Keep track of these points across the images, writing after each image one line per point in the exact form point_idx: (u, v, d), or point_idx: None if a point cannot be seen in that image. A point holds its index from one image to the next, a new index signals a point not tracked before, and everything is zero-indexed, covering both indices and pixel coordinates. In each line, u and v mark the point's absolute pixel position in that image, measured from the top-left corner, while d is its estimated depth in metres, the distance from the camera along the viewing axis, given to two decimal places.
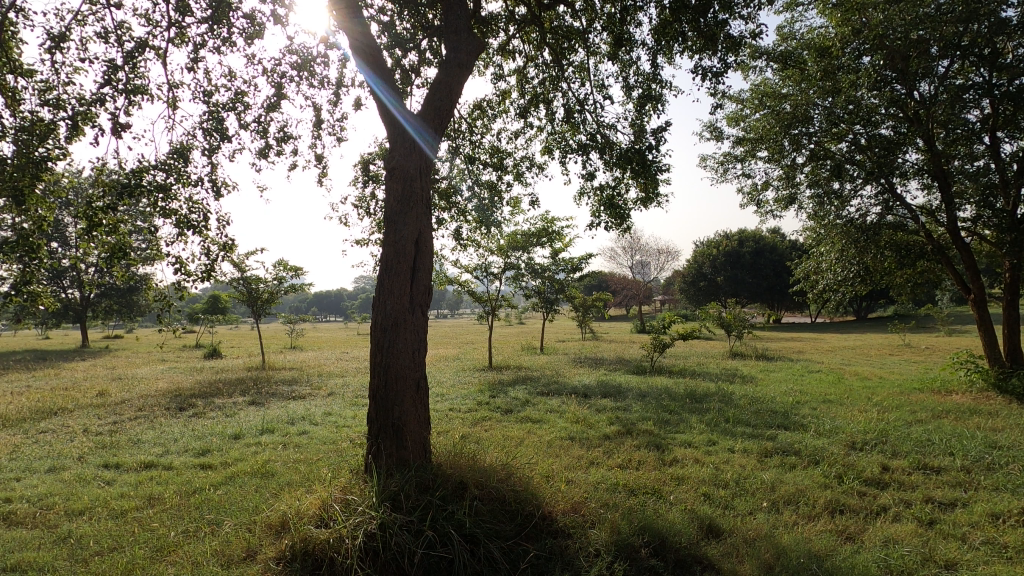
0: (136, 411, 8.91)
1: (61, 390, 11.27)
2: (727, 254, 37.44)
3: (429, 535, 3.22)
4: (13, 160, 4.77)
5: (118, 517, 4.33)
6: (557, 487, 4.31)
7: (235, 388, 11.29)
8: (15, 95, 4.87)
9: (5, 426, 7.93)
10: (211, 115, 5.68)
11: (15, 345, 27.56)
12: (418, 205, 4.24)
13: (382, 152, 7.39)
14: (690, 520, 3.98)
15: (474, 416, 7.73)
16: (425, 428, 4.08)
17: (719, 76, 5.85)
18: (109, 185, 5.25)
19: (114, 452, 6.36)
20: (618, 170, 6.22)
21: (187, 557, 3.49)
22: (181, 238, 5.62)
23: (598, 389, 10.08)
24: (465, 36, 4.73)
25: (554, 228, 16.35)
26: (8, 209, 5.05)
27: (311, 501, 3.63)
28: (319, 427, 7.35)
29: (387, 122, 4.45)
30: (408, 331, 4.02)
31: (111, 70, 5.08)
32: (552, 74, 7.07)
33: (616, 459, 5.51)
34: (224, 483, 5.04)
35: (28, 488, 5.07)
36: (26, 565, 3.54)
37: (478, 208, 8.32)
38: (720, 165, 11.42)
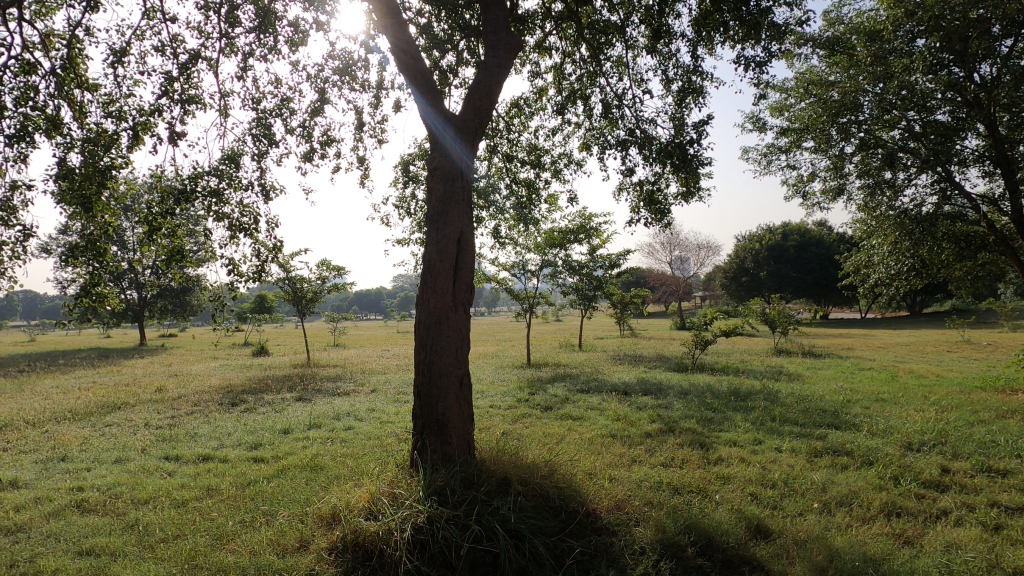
0: (192, 405, 9.34)
1: (123, 385, 11.89)
2: (770, 248, 36.40)
3: (475, 529, 3.26)
4: (81, 170, 5.12)
5: (180, 506, 4.56)
6: (601, 485, 4.29)
7: (283, 384, 11.70)
8: (82, 109, 5.18)
9: (75, 419, 8.45)
10: (259, 122, 5.91)
11: (79, 343, 29.21)
12: (460, 204, 4.29)
13: (421, 153, 7.54)
14: (737, 520, 3.91)
15: (514, 413, 7.79)
16: (470, 424, 4.14)
17: (763, 66, 5.68)
18: (166, 191, 5.52)
19: (173, 445, 6.69)
20: (659, 166, 6.13)
21: (245, 545, 3.64)
22: (234, 240, 5.88)
23: (638, 387, 9.95)
24: (503, 35, 4.75)
25: (592, 224, 16.22)
26: (77, 216, 5.39)
27: (360, 494, 3.73)
28: (363, 423, 7.52)
29: (428, 124, 4.50)
30: (451, 329, 4.08)
31: (167, 81, 5.34)
32: (589, 69, 7.04)
33: (658, 458, 5.45)
34: (276, 476, 5.24)
35: (97, 478, 5.40)
36: (100, 549, 3.78)
37: (516, 205, 8.37)
38: (763, 157, 11.07)
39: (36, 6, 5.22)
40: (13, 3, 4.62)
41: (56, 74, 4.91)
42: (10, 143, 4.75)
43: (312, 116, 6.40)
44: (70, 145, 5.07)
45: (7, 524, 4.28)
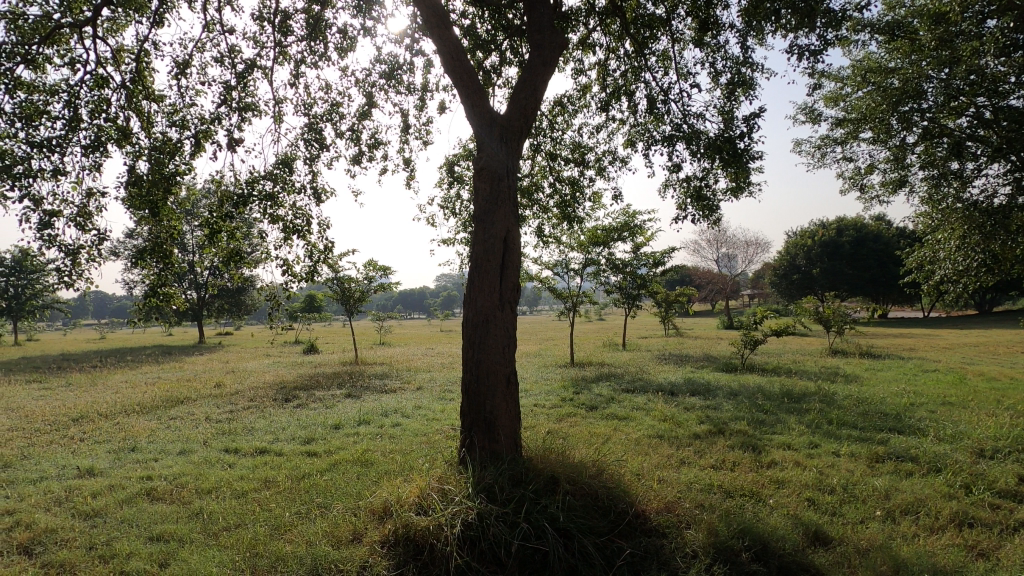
0: (248, 401, 9.75)
1: (185, 381, 12.51)
2: (824, 244, 34.97)
3: (524, 526, 3.28)
4: (149, 177, 5.47)
5: (240, 497, 4.77)
6: (650, 486, 4.24)
7: (332, 381, 12.04)
8: (149, 119, 5.50)
9: (143, 412, 8.96)
10: (310, 127, 6.23)
11: (109, 343, 29.62)
12: (506, 202, 4.31)
13: (466, 154, 7.64)
14: (794, 525, 3.78)
15: (559, 412, 7.77)
16: (517, 423, 4.16)
17: (818, 54, 5.46)
18: (225, 196, 5.82)
19: (232, 438, 7.01)
20: (707, 161, 5.97)
21: (302, 536, 3.77)
22: (288, 241, 6.11)
23: (685, 387, 9.75)
24: (548, 33, 4.75)
25: (635, 222, 15.99)
26: (146, 221, 5.72)
27: (410, 490, 3.82)
28: (410, 420, 7.66)
29: (474, 125, 4.53)
30: (498, 328, 4.10)
31: (226, 91, 5.69)
32: (634, 64, 6.96)
33: (708, 459, 5.33)
34: (329, 469, 5.41)
35: (164, 468, 5.71)
36: (169, 535, 4.00)
37: (559, 203, 8.35)
38: (817, 149, 10.66)
39: (108, 23, 5.56)
40: (88, 22, 4.94)
41: (126, 87, 5.24)
42: (86, 153, 5.08)
43: (360, 120, 6.67)
44: (138, 153, 5.41)
45: (85, 508, 4.59)
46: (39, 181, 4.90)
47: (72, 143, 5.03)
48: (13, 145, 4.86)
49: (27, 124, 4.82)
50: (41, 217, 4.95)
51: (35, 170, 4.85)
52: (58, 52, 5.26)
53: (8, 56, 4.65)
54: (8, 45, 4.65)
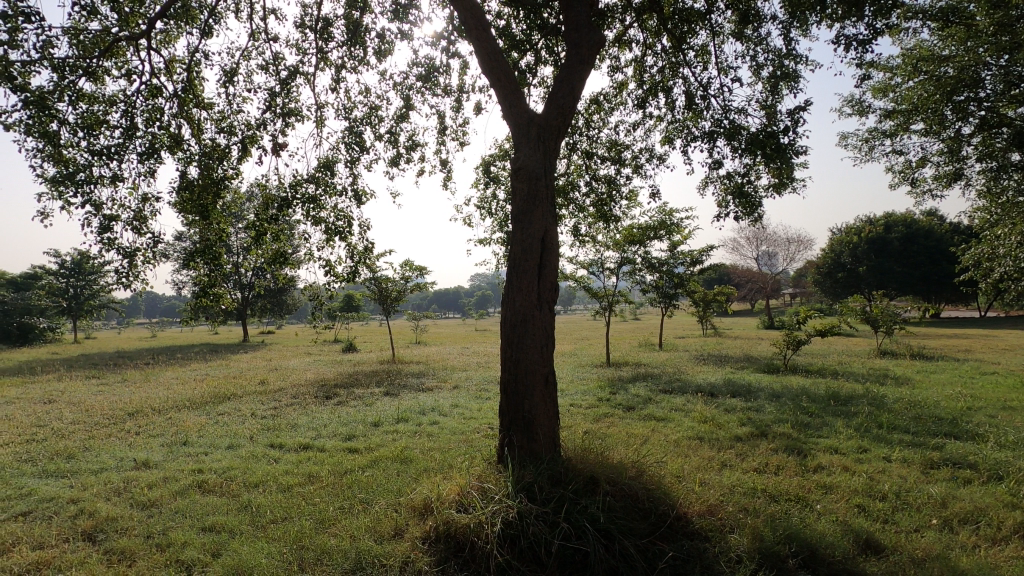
0: (292, 398, 10.03)
1: (231, 378, 12.97)
2: (871, 241, 33.63)
3: (564, 526, 3.28)
4: (199, 181, 5.72)
5: (286, 491, 4.92)
6: (692, 488, 4.17)
7: (371, 379, 12.29)
8: (199, 126, 5.74)
9: (193, 407, 9.33)
10: (350, 130, 6.45)
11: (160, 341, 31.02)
12: (544, 202, 4.30)
13: (502, 153, 7.68)
14: (843, 532, 3.66)
15: (596, 412, 7.73)
16: (555, 422, 4.16)
17: (867, 44, 5.27)
18: (270, 199, 6.03)
19: (277, 434, 7.23)
20: (749, 157, 5.82)
21: (345, 530, 3.86)
22: (330, 242, 6.28)
23: (725, 388, 9.54)
24: (586, 31, 4.73)
25: (672, 220, 15.74)
26: (196, 224, 5.96)
27: (450, 487, 3.87)
28: (448, 418, 7.74)
29: (512, 124, 4.54)
30: (537, 327, 4.10)
31: (271, 97, 5.96)
32: (672, 60, 6.85)
33: (751, 462, 5.21)
34: (370, 465, 5.53)
35: (214, 462, 5.94)
36: (220, 526, 4.16)
37: (595, 202, 8.29)
38: (864, 142, 10.28)
39: (161, 35, 5.82)
40: (144, 35, 5.17)
41: (178, 96, 5.49)
42: (142, 159, 5.33)
43: (398, 122, 6.81)
44: (190, 159, 5.67)
45: (142, 499, 4.81)
46: (99, 188, 5.17)
47: (129, 150, 5.28)
48: (75, 153, 5.13)
49: (88, 133, 5.08)
50: (101, 221, 5.22)
51: (95, 176, 5.11)
52: (116, 64, 5.54)
53: (71, 70, 4.90)
54: (72, 59, 4.91)
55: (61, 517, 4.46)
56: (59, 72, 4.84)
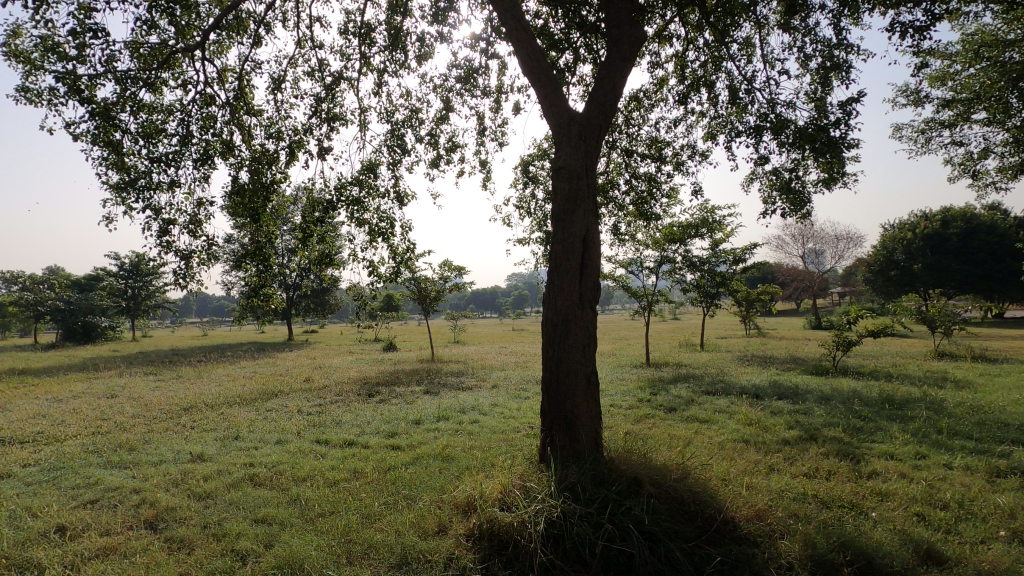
0: (335, 395, 10.31)
1: (278, 376, 13.42)
2: (926, 237, 31.99)
3: (608, 527, 3.26)
4: (250, 186, 5.95)
5: (333, 485, 5.06)
6: (739, 492, 4.07)
7: (412, 378, 12.49)
8: (249, 132, 5.95)
9: (243, 403, 9.71)
10: (392, 133, 6.58)
11: (212, 340, 32.39)
12: (585, 201, 4.28)
13: (540, 153, 7.67)
14: (902, 542, 3.51)
15: (637, 413, 7.64)
16: (598, 423, 4.14)
17: (924, 31, 5.01)
18: (316, 202, 6.22)
19: (323, 430, 7.44)
20: (798, 151, 5.63)
21: (391, 525, 3.94)
22: (373, 244, 6.42)
23: (771, 390, 9.27)
24: (627, 28, 4.68)
25: (714, 218, 15.39)
26: (247, 227, 6.21)
27: (493, 486, 3.90)
28: (487, 417, 7.80)
29: (553, 123, 4.54)
30: (579, 327, 4.09)
31: (317, 103, 6.16)
32: (715, 54, 6.70)
33: (800, 467, 5.04)
34: (413, 462, 5.62)
35: (264, 456, 6.16)
36: (271, 518, 4.30)
37: (635, 201, 8.18)
38: (919, 134, 9.82)
39: (214, 46, 6.06)
40: (198, 46, 5.41)
41: (230, 104, 5.72)
42: (197, 165, 5.57)
43: (438, 124, 6.90)
44: (241, 164, 5.89)
45: (199, 490, 5.03)
46: (158, 193, 5.43)
47: (185, 157, 5.52)
48: (136, 161, 5.41)
49: (147, 142, 5.35)
50: (160, 225, 5.48)
51: (154, 183, 5.38)
52: (174, 76, 5.81)
53: (132, 82, 5.17)
54: (133, 71, 5.18)
55: (126, 506, 4.71)
56: (122, 84, 5.10)
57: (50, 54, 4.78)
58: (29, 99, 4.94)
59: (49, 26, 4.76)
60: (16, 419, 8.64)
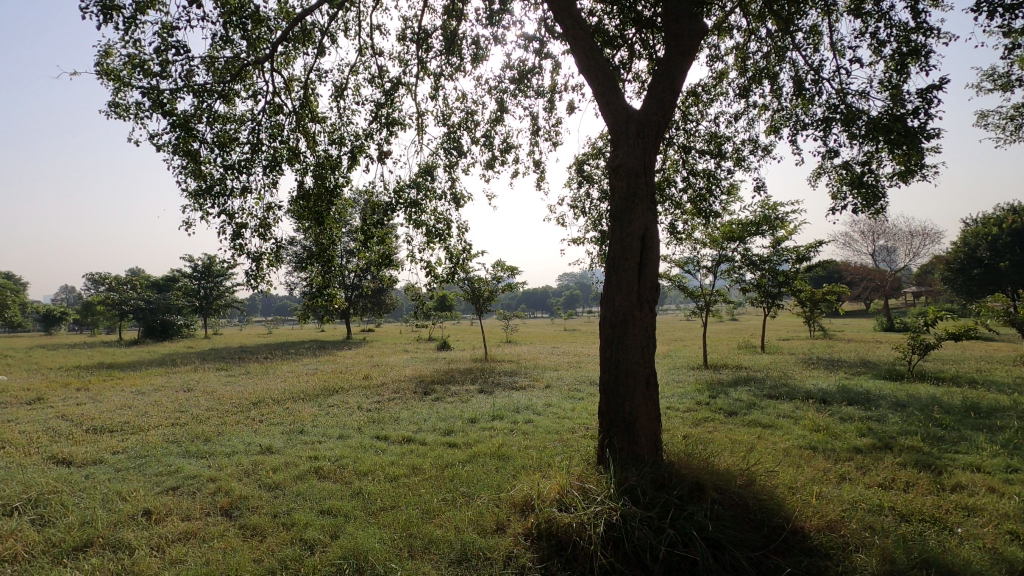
0: (393, 393, 10.59)
1: (339, 373, 13.92)
2: (1015, 232, 29.47)
3: (671, 532, 3.19)
4: (315, 190, 6.20)
5: (393, 480, 5.20)
6: (808, 501, 3.90)
7: (466, 376, 12.67)
8: (314, 138, 6.20)
9: (307, 399, 10.12)
10: (448, 136, 6.70)
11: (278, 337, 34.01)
12: (644, 200, 4.21)
13: (595, 152, 7.61)
14: (992, 561, 3.26)
15: (695, 416, 7.45)
16: (657, 425, 4.06)
17: (1016, 9, 4.63)
18: (377, 205, 6.42)
19: (382, 426, 7.65)
20: (871, 144, 5.31)
21: (450, 521, 4.01)
22: (431, 245, 6.55)
23: (840, 394, 8.81)
24: (687, 21, 4.57)
25: (776, 215, 14.78)
26: (312, 230, 6.47)
27: (551, 486, 3.90)
28: (541, 417, 7.80)
29: (611, 121, 4.49)
30: (637, 328, 4.03)
31: (376, 109, 6.36)
32: (778, 44, 6.43)
33: (875, 477, 4.76)
34: (470, 460, 5.70)
35: (328, 450, 6.41)
36: (336, 510, 4.47)
37: (693, 198, 7.97)
38: (1008, 120, 9.07)
39: (281, 57, 6.35)
40: (267, 58, 5.68)
41: (296, 113, 5.99)
42: (266, 171, 5.85)
43: (493, 125, 6.97)
44: (306, 170, 6.16)
45: (269, 481, 5.29)
46: (231, 199, 5.74)
47: (255, 163, 5.81)
48: (212, 168, 5.73)
49: (222, 150, 5.67)
50: (234, 229, 5.80)
51: (228, 189, 5.68)
52: (245, 87, 6.12)
53: (209, 94, 5.49)
54: (209, 84, 5.49)
55: (204, 494, 5.02)
56: (199, 96, 5.42)
57: (136, 71, 5.13)
58: (118, 113, 5.32)
59: (135, 45, 5.11)
60: (105, 409, 9.36)
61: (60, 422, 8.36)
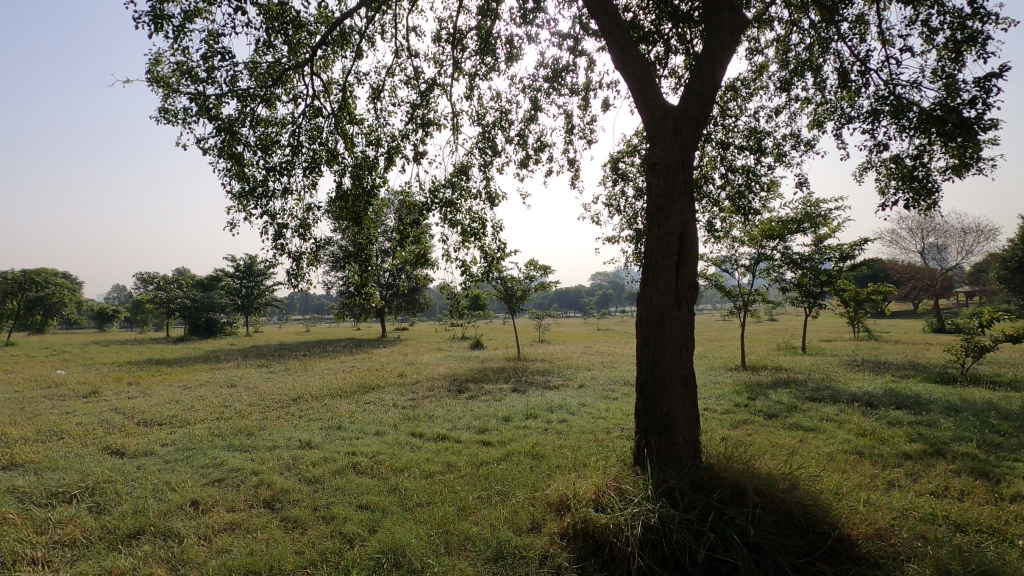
0: (427, 390, 10.71)
1: (375, 370, 14.17)
2: None
3: (711, 536, 3.13)
4: (353, 191, 6.32)
5: (429, 477, 5.26)
6: (855, 507, 3.76)
7: (499, 375, 12.71)
8: (351, 140, 6.32)
9: (344, 396, 10.32)
10: (483, 135, 6.73)
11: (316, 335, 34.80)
12: (681, 197, 4.13)
13: (630, 149, 7.52)
14: None
15: (734, 418, 7.28)
16: (696, 427, 3.99)
17: None
18: (413, 204, 6.50)
19: (417, 423, 7.74)
20: (922, 136, 5.09)
21: (485, 519, 4.03)
22: (466, 244, 6.58)
23: (887, 398, 8.47)
24: (727, 14, 4.45)
25: (818, 212, 14.31)
26: (350, 229, 6.59)
27: (587, 486, 3.88)
28: (576, 417, 7.75)
29: (648, 118, 4.43)
30: (675, 328, 3.96)
31: (412, 110, 6.44)
32: (822, 35, 6.23)
33: (926, 485, 4.56)
34: (504, 459, 5.72)
35: (365, 446, 6.52)
36: (373, 505, 4.55)
37: (731, 195, 7.80)
38: None
39: (321, 61, 6.49)
40: (307, 62, 5.82)
41: (335, 115, 6.12)
42: (306, 173, 5.99)
43: (526, 124, 6.96)
44: (345, 171, 6.28)
45: (309, 475, 5.42)
46: (273, 200, 5.90)
47: (296, 165, 5.95)
48: (254, 170, 5.90)
49: (264, 152, 5.83)
50: (275, 229, 5.95)
51: (270, 190, 5.84)
52: (286, 91, 6.28)
53: (251, 98, 5.65)
54: (252, 89, 5.66)
55: (247, 486, 5.18)
56: (242, 101, 5.59)
57: (184, 77, 5.33)
58: (168, 119, 5.53)
59: (183, 52, 5.30)
60: (154, 403, 9.75)
61: (113, 414, 8.75)
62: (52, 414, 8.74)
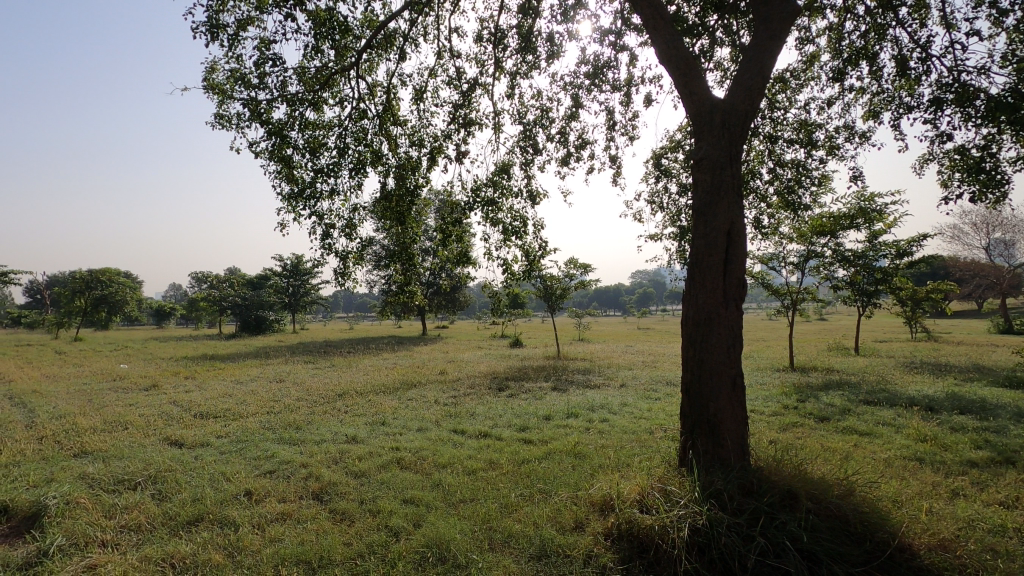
0: (468, 388, 10.81)
1: (416, 367, 14.39)
2: None
3: (761, 541, 3.04)
4: (397, 191, 6.45)
5: (471, 474, 5.32)
6: (916, 516, 3.59)
7: (539, 374, 12.71)
8: (395, 142, 6.43)
9: (387, 392, 10.53)
10: (524, 134, 6.73)
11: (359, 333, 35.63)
12: (729, 193, 4.02)
13: (674, 145, 7.38)
14: None
15: (782, 420, 7.06)
16: (744, 428, 3.88)
17: None
18: (455, 204, 6.57)
19: (458, 420, 7.82)
20: (991, 125, 4.80)
21: (528, 516, 4.04)
22: (507, 242, 6.61)
23: (949, 402, 8.03)
24: (778, 3, 4.31)
25: (872, 207, 13.68)
26: (394, 228, 6.72)
27: (631, 487, 3.84)
28: (617, 417, 7.68)
29: (694, 113, 4.33)
30: (722, 326, 3.87)
31: (454, 110, 6.51)
32: (878, 22, 5.95)
33: (995, 495, 4.30)
34: (545, 457, 5.72)
35: (408, 441, 6.64)
36: (418, 500, 4.63)
37: (780, 190, 7.54)
38: None
39: (366, 65, 6.63)
40: (353, 66, 5.96)
41: (378, 116, 6.24)
42: (352, 174, 6.14)
43: (567, 121, 6.93)
44: (389, 171, 6.41)
45: (356, 469, 5.57)
46: (321, 201, 6.07)
47: (342, 167, 6.11)
48: (303, 172, 6.09)
49: (312, 155, 6.01)
50: (323, 229, 6.13)
51: (318, 192, 6.02)
52: (333, 94, 6.45)
53: (300, 102, 5.83)
54: (300, 93, 5.84)
55: (297, 478, 5.36)
56: (292, 105, 5.77)
57: (237, 84, 5.54)
58: (223, 125, 5.77)
59: (237, 59, 5.52)
60: (209, 397, 10.19)
61: (171, 407, 9.20)
62: (116, 406, 9.26)
